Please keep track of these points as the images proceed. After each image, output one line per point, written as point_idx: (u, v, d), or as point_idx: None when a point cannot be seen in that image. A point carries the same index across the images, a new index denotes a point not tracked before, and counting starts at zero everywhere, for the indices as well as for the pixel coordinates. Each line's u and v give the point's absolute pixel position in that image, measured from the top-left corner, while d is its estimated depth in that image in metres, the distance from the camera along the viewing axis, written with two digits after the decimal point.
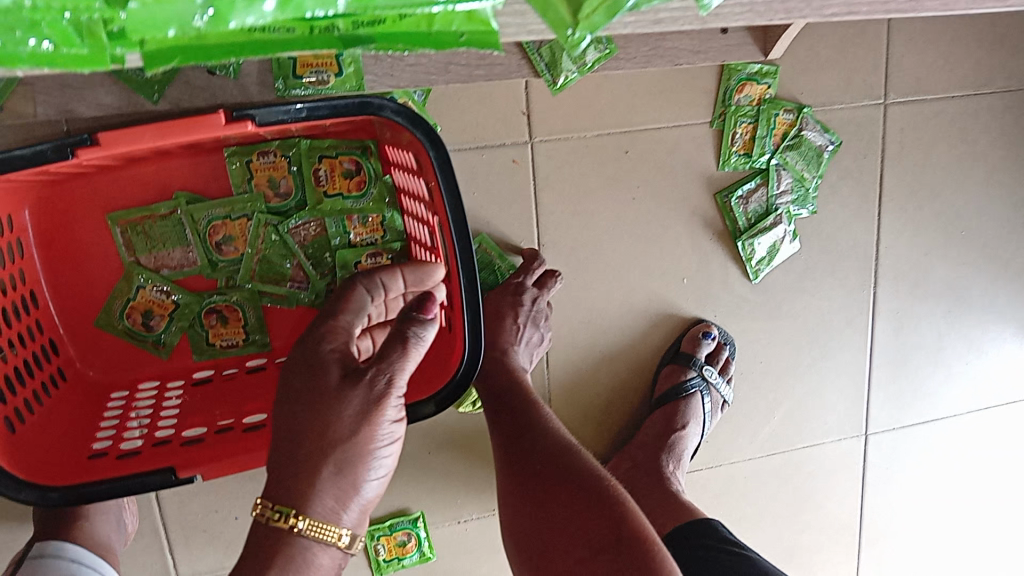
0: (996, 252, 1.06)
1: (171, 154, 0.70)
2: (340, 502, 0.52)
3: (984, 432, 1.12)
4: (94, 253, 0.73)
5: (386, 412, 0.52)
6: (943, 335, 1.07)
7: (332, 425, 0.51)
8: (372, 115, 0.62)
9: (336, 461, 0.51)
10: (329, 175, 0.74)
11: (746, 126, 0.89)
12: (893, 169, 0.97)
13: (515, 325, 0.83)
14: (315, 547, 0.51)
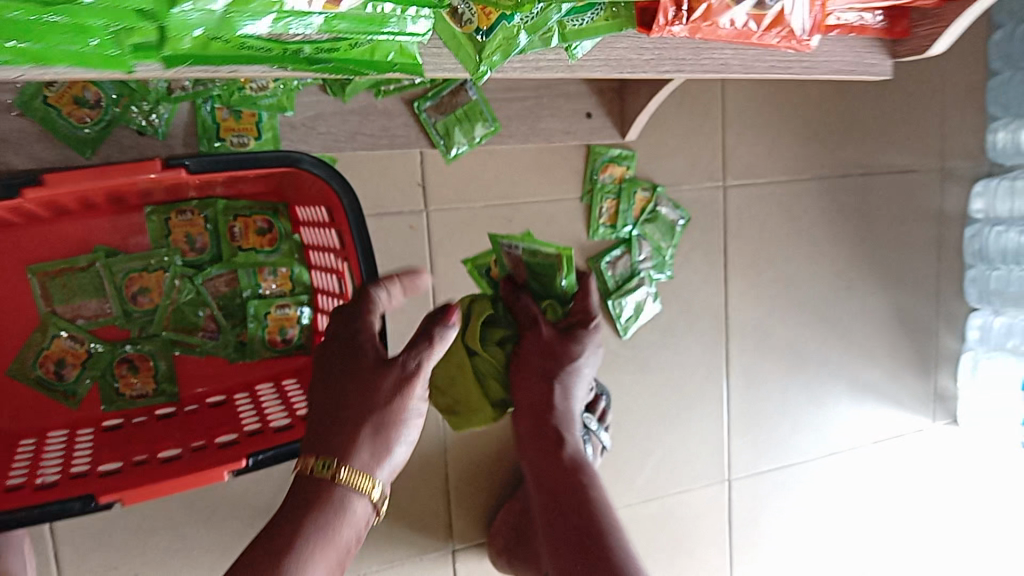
0: (825, 314, 1.23)
1: (94, 210, 0.76)
2: (376, 458, 0.58)
3: (828, 474, 1.27)
4: (10, 304, 0.76)
5: (415, 390, 0.59)
6: (788, 387, 1.22)
7: (372, 394, 0.59)
8: (292, 167, 0.70)
9: (373, 424, 0.58)
10: (243, 231, 0.81)
11: (610, 201, 1.04)
12: (735, 241, 1.14)
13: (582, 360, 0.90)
14: (352, 494, 0.57)
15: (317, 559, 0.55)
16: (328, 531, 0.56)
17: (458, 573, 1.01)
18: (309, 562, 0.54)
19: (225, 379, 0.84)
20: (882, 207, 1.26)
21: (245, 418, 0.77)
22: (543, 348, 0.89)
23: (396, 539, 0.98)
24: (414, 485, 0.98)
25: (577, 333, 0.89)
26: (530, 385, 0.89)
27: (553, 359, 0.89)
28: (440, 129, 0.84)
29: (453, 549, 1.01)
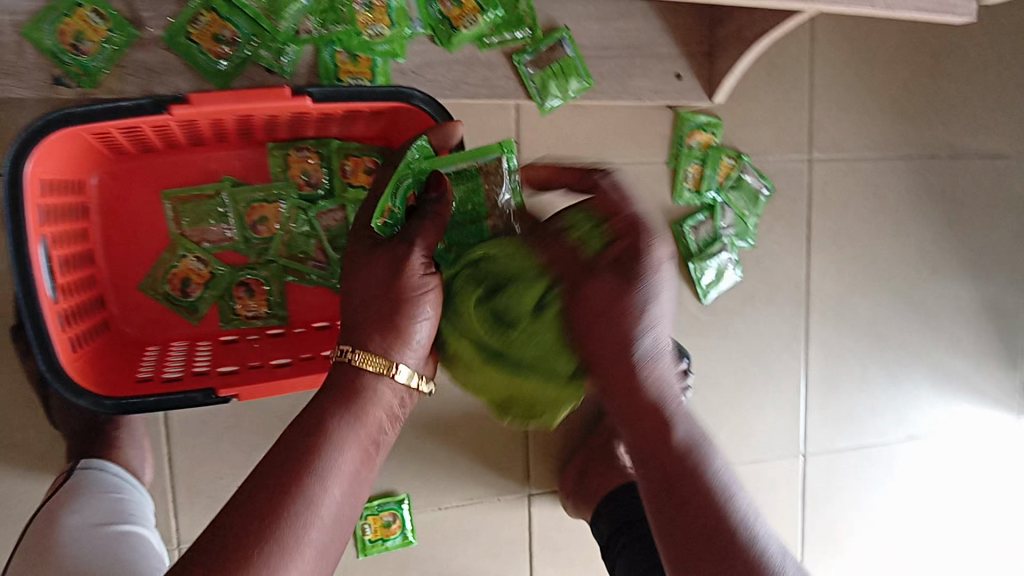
0: (907, 295, 1.23)
1: (225, 142, 0.85)
2: (389, 340, 0.62)
3: (907, 456, 1.26)
4: (145, 224, 0.85)
5: (406, 270, 0.62)
6: (868, 365, 1.22)
7: (366, 283, 0.63)
8: (404, 103, 0.76)
9: (377, 309, 0.62)
10: (354, 169, 0.87)
11: (696, 166, 1.07)
12: (819, 214, 1.15)
13: (652, 281, 0.59)
14: (369, 375, 0.61)
15: (344, 439, 0.59)
16: (356, 412, 0.61)
17: (533, 517, 1.06)
18: (339, 439, 0.59)
19: (329, 309, 0.91)
20: (972, 190, 1.25)
21: None
22: (607, 297, 0.59)
23: (476, 477, 1.03)
24: (494, 427, 1.03)
25: (624, 282, 0.59)
26: (603, 331, 0.60)
27: (613, 306, 0.59)
28: (536, 83, 0.90)
29: (530, 493, 1.05)
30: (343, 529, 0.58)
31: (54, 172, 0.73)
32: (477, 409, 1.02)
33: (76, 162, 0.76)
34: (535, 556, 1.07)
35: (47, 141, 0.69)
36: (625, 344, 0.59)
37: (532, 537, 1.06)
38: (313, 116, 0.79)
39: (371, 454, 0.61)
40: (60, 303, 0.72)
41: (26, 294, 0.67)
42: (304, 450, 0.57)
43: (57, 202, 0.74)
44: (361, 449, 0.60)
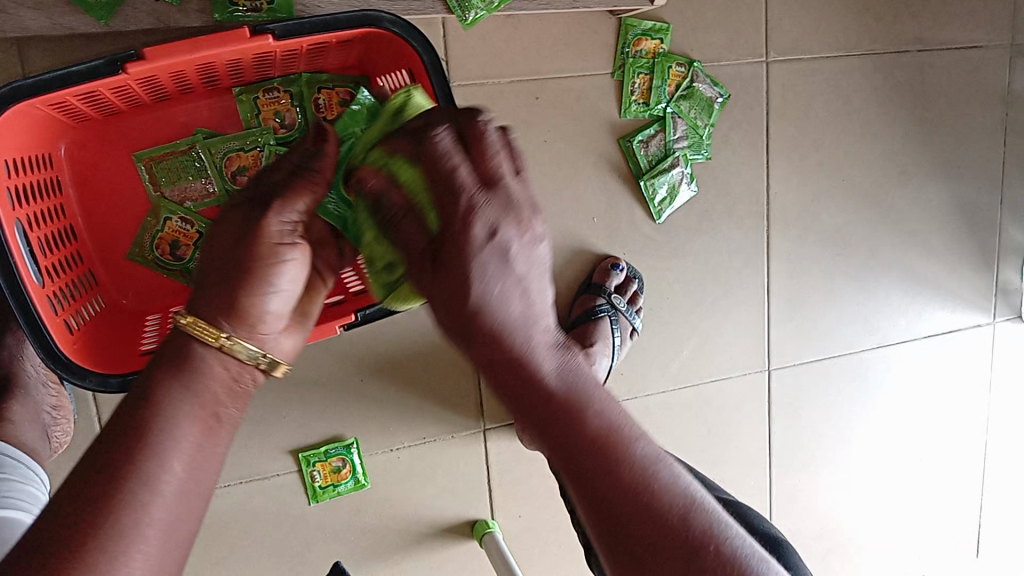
0: (876, 201, 1.18)
1: (190, 94, 0.82)
2: (228, 311, 0.53)
3: (877, 366, 1.23)
4: (123, 189, 0.83)
5: (268, 230, 0.55)
6: (835, 276, 1.17)
7: (220, 241, 0.55)
8: (373, 28, 0.73)
9: (224, 275, 0.54)
10: (327, 103, 0.86)
11: (643, 76, 1.00)
12: (778, 120, 1.09)
13: (482, 255, 0.42)
14: (196, 344, 0.51)
15: (177, 416, 0.48)
16: (186, 384, 0.50)
17: (489, 451, 1.04)
18: (173, 415, 0.47)
19: None
20: (943, 87, 1.17)
21: (350, 280, 0.84)
22: (438, 279, 0.43)
23: (427, 414, 1.00)
24: (444, 363, 1.00)
25: (455, 207, 0.43)
26: (442, 322, 0.44)
27: (451, 246, 0.42)
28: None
29: (484, 429, 1.03)
30: (197, 509, 0.47)
31: (19, 150, 0.71)
32: (424, 346, 0.99)
33: (40, 137, 0.74)
34: (494, 491, 1.05)
35: (3, 120, 0.66)
36: (471, 278, 0.42)
37: (490, 471, 1.04)
38: (278, 55, 0.76)
39: (211, 429, 0.49)
40: (46, 286, 0.71)
41: (10, 284, 0.66)
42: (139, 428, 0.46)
43: (28, 180, 0.73)
44: (198, 423, 0.49)
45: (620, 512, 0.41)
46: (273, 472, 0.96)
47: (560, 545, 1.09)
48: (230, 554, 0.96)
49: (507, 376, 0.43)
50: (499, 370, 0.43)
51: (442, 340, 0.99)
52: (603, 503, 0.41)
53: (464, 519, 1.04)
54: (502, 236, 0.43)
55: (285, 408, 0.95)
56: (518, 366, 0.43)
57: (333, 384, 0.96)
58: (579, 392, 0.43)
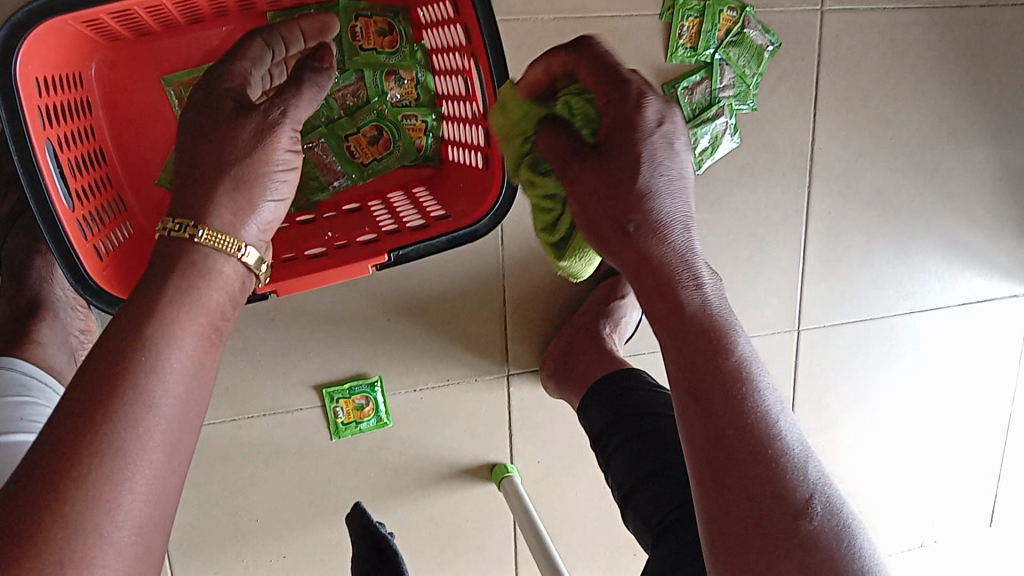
0: (923, 162, 1.14)
1: (224, 16, 0.79)
2: (236, 216, 0.57)
3: (909, 332, 1.21)
4: (153, 113, 0.82)
5: (278, 139, 0.58)
6: (873, 237, 1.14)
7: (229, 145, 0.56)
8: None
9: (231, 179, 0.56)
10: (364, 32, 0.82)
11: (693, 20, 0.97)
12: (828, 73, 1.04)
13: (653, 159, 0.54)
14: (214, 256, 0.55)
15: (179, 332, 0.50)
16: (196, 295, 0.53)
17: (512, 397, 1.03)
18: (169, 335, 0.49)
19: (358, 189, 0.87)
20: (1003, 45, 1.12)
21: (382, 220, 0.82)
22: (608, 170, 0.54)
23: (452, 356, 0.99)
24: (471, 307, 0.98)
25: (630, 132, 0.54)
26: (602, 208, 0.54)
27: (620, 168, 0.54)
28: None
29: (508, 373, 1.02)
30: (194, 421, 0.50)
31: (51, 68, 0.69)
32: (452, 288, 0.97)
33: (71, 53, 0.72)
34: (514, 435, 1.05)
35: (34, 36, 0.64)
36: (640, 202, 0.53)
37: (511, 416, 1.04)
38: None
39: (213, 341, 0.53)
40: (76, 209, 0.69)
41: (39, 206, 0.64)
42: (115, 367, 0.46)
43: (60, 100, 0.71)
44: (200, 333, 0.52)
45: (741, 443, 0.50)
46: (296, 406, 0.96)
47: (578, 493, 1.09)
48: (251, 485, 0.96)
49: (649, 264, 0.54)
50: (645, 281, 0.54)
51: (470, 283, 0.98)
52: (723, 404, 0.51)
53: (483, 462, 1.04)
54: (669, 136, 0.55)
55: (310, 343, 0.94)
56: (662, 258, 0.54)
57: (359, 322, 0.95)
58: (717, 309, 0.55)
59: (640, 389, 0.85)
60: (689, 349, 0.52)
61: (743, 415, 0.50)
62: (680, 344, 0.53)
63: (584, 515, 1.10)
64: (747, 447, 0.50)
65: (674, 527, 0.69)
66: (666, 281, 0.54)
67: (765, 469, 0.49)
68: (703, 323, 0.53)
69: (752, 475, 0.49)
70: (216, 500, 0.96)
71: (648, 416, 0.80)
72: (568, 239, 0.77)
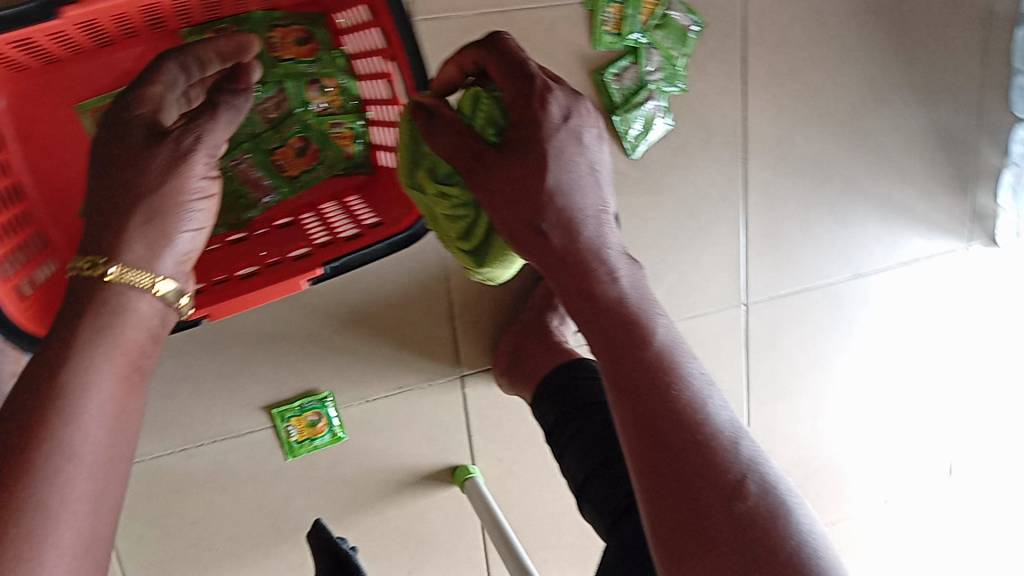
0: (854, 129, 1.15)
1: (136, 37, 0.76)
2: (152, 247, 0.58)
3: (854, 297, 1.23)
4: (70, 142, 0.78)
5: (191, 167, 0.59)
6: (812, 207, 1.16)
7: (140, 176, 0.58)
8: None
9: (143, 211, 0.58)
10: (282, 42, 0.79)
11: (615, 6, 0.96)
12: (755, 48, 1.05)
13: (557, 151, 0.57)
14: (131, 292, 0.57)
15: (98, 378, 0.52)
16: (113, 337, 0.55)
17: (467, 399, 1.02)
18: (88, 382, 0.52)
19: (289, 203, 0.85)
20: (923, 8, 1.14)
21: (315, 233, 0.80)
22: (518, 165, 0.57)
23: (402, 364, 0.98)
24: (418, 312, 0.98)
25: (533, 125, 0.57)
26: (517, 206, 0.58)
27: (527, 162, 0.57)
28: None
29: (461, 375, 1.01)
30: (122, 463, 0.52)
31: None
32: (397, 296, 0.96)
33: None
34: (473, 436, 1.04)
35: None
36: (545, 200, 0.56)
37: (468, 418, 1.03)
38: None
39: (134, 382, 0.55)
40: None
41: None
42: (38, 416, 0.49)
43: None
44: (121, 376, 0.54)
45: (667, 425, 0.49)
46: (247, 429, 0.93)
47: (542, 488, 1.09)
48: (207, 513, 0.94)
49: (566, 257, 0.56)
50: (565, 278, 0.57)
51: (414, 288, 0.97)
52: (648, 387, 0.51)
53: (443, 466, 1.03)
54: (576, 127, 0.58)
55: (255, 364, 0.92)
56: (578, 249, 0.57)
57: (304, 338, 0.93)
58: (640, 300, 0.56)
59: (590, 378, 0.85)
60: (612, 336, 0.54)
61: (669, 397, 0.50)
62: (603, 331, 0.54)
63: (549, 508, 1.10)
64: (675, 428, 0.49)
65: (623, 517, 0.68)
66: (585, 272, 0.56)
67: (692, 449, 0.49)
68: (625, 311, 0.54)
69: (679, 455, 0.49)
70: (172, 532, 0.93)
71: (598, 407, 0.80)
72: (483, 246, 0.75)
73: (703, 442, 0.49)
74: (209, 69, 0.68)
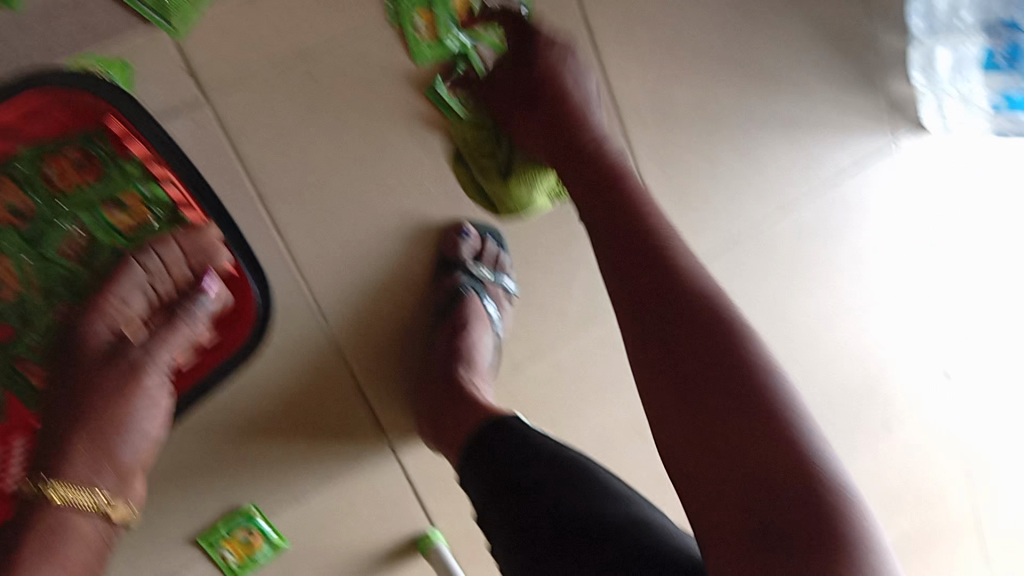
0: (734, 59, 1.05)
1: None
2: (92, 464, 0.71)
3: (792, 232, 1.14)
4: None
5: (141, 381, 0.73)
6: (712, 155, 1.07)
7: (93, 399, 0.71)
8: (51, 93, 0.71)
9: (87, 428, 0.71)
10: (58, 172, 0.72)
11: (423, 13, 0.84)
12: (594, 11, 0.96)
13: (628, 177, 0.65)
14: (68, 510, 0.69)
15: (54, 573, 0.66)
16: (53, 548, 0.67)
17: (406, 465, 0.96)
18: None
19: None
20: None
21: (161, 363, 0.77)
22: (608, 209, 0.62)
23: (323, 453, 0.92)
24: (322, 397, 0.91)
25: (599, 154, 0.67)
26: (615, 234, 0.61)
27: (615, 213, 0.62)
28: (112, 71, 0.74)
29: (390, 444, 0.95)
30: None
31: None
32: (294, 387, 0.90)
33: None
34: (425, 499, 0.98)
35: None
36: (639, 219, 0.61)
37: (413, 483, 0.97)
38: None
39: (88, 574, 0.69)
40: None
41: None
42: None
43: None
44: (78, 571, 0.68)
45: (759, 445, 0.50)
46: (182, 567, 0.89)
47: None
48: None
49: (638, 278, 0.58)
50: (649, 299, 0.57)
51: (310, 374, 0.90)
52: (746, 403, 0.52)
53: (404, 538, 0.97)
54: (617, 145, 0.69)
55: (167, 502, 0.87)
56: (666, 272, 0.57)
57: (209, 459, 0.88)
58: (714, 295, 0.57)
59: (513, 438, 0.77)
60: (672, 346, 0.55)
61: (762, 399, 0.52)
62: (668, 346, 0.55)
63: None
64: (778, 445, 0.50)
65: None
66: (659, 275, 0.57)
67: (790, 465, 0.50)
68: (697, 318, 0.55)
69: (782, 473, 0.49)
70: None
71: (521, 491, 0.71)
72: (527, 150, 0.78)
73: (771, 439, 0.50)
74: (176, 269, 0.76)
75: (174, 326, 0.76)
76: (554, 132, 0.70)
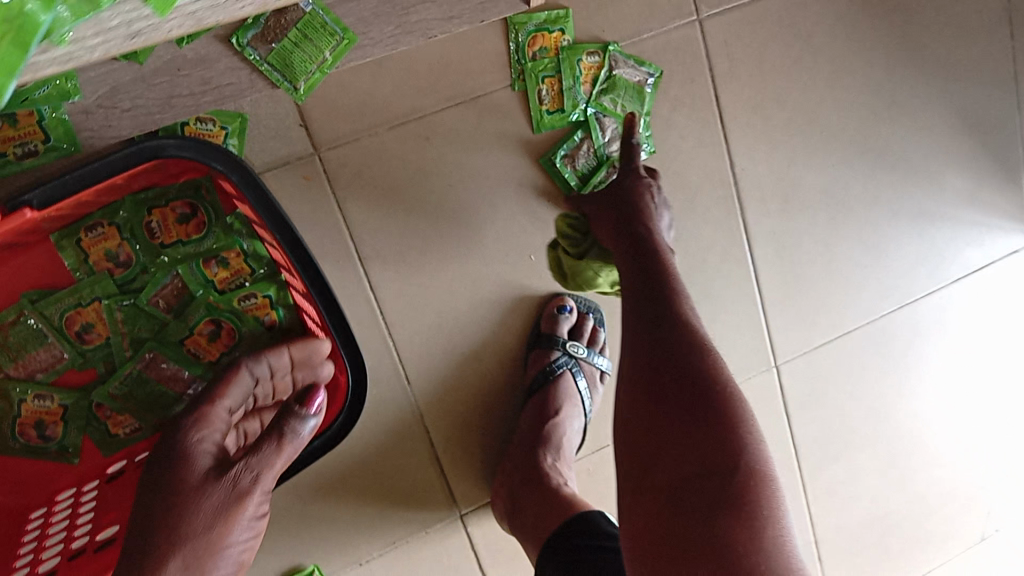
0: (866, 144, 0.98)
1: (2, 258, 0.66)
2: None
3: (906, 330, 1.07)
4: None
5: (244, 507, 0.62)
6: (832, 242, 1.00)
7: (189, 520, 0.60)
8: (156, 155, 0.62)
9: (182, 556, 0.59)
10: (162, 224, 0.70)
11: (550, 80, 0.82)
12: (726, 86, 0.89)
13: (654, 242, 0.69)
14: None
15: None
16: None
17: (473, 536, 0.91)
18: None
19: None
20: None
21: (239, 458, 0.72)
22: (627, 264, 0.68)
23: (391, 517, 0.88)
24: (397, 461, 0.87)
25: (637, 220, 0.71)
26: (641, 300, 0.63)
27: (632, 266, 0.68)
28: (232, 124, 0.73)
29: (461, 515, 0.90)
30: None
31: None
32: (371, 448, 0.86)
33: None
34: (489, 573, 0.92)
35: None
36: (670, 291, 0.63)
37: (478, 556, 0.91)
38: (66, 207, 0.63)
39: None
40: None
41: None
42: None
43: None
44: None
45: (705, 476, 0.50)
46: None
47: None
48: None
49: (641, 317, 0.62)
50: (644, 335, 0.60)
51: (388, 436, 0.86)
52: (703, 431, 0.52)
53: None
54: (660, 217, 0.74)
55: None
56: (666, 318, 0.60)
57: (277, 514, 0.85)
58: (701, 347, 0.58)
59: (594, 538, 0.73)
60: (654, 374, 0.57)
61: (715, 432, 0.52)
62: (651, 376, 0.57)
63: None
64: (724, 475, 0.50)
65: None
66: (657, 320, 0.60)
67: (729, 501, 0.48)
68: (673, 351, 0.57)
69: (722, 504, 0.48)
70: None
71: None
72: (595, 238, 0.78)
73: (725, 474, 0.50)
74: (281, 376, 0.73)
75: (285, 439, 0.65)
76: (616, 235, 0.72)
